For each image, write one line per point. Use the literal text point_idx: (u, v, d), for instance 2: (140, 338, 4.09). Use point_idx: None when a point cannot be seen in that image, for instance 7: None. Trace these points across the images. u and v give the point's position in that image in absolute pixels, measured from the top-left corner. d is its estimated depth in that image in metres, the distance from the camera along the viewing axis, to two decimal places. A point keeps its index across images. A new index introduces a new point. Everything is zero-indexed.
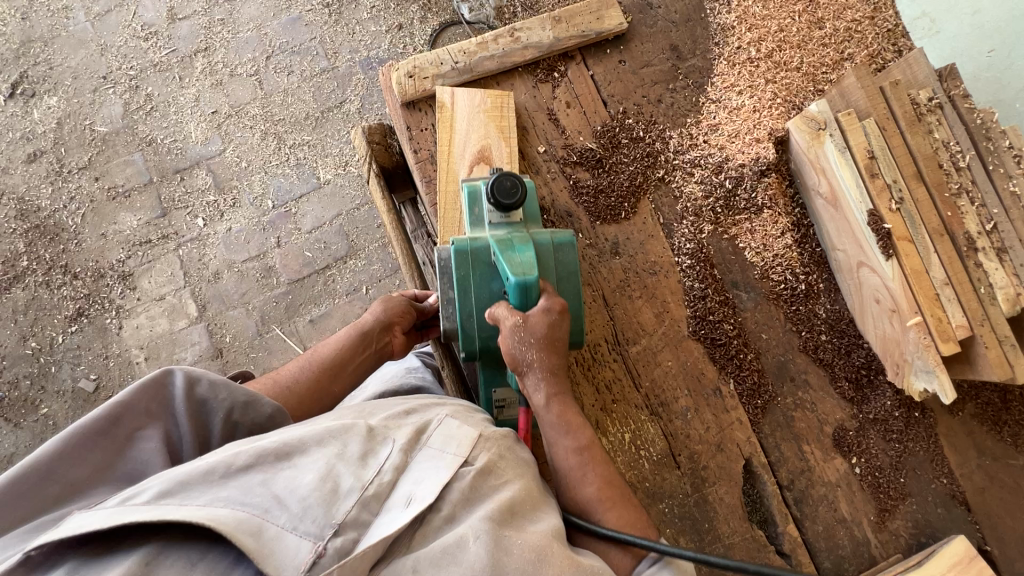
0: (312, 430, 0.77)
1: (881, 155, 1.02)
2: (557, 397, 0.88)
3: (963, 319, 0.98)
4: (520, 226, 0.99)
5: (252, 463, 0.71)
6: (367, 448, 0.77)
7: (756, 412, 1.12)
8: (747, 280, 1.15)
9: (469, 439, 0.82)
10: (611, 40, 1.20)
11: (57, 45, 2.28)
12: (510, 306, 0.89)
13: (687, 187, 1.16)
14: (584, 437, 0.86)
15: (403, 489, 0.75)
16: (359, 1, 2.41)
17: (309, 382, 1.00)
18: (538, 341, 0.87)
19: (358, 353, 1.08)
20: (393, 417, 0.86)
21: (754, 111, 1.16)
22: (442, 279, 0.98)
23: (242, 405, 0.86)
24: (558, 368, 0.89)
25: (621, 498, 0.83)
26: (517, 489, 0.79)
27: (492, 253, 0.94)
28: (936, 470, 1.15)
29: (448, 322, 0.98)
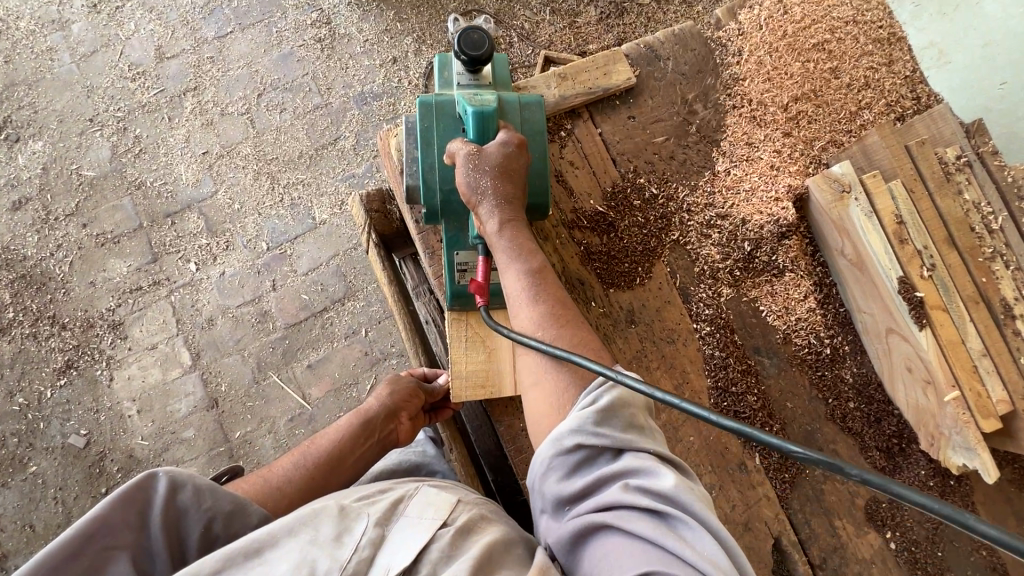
0: (280, 519, 0.72)
1: (910, 220, 0.97)
2: (509, 222, 0.89)
3: (1003, 393, 0.93)
4: (486, 88, 1.04)
5: (218, 569, 0.65)
6: (340, 528, 0.72)
7: (784, 486, 1.06)
8: (769, 344, 1.09)
9: (447, 503, 0.80)
10: (619, 95, 1.14)
11: (42, 88, 2.22)
12: (469, 142, 0.93)
13: (703, 249, 1.10)
14: (535, 260, 0.87)
15: (381, 562, 0.69)
16: (352, 35, 2.35)
17: (304, 480, 0.92)
18: (493, 169, 0.90)
19: (360, 443, 1.02)
20: (369, 495, 0.83)
21: (771, 167, 1.11)
22: (409, 138, 1.02)
23: (226, 514, 0.76)
24: (514, 200, 0.91)
25: (574, 321, 0.82)
26: (498, 536, 0.74)
27: (456, 104, 0.98)
28: (975, 541, 1.09)
29: (412, 179, 1.01)
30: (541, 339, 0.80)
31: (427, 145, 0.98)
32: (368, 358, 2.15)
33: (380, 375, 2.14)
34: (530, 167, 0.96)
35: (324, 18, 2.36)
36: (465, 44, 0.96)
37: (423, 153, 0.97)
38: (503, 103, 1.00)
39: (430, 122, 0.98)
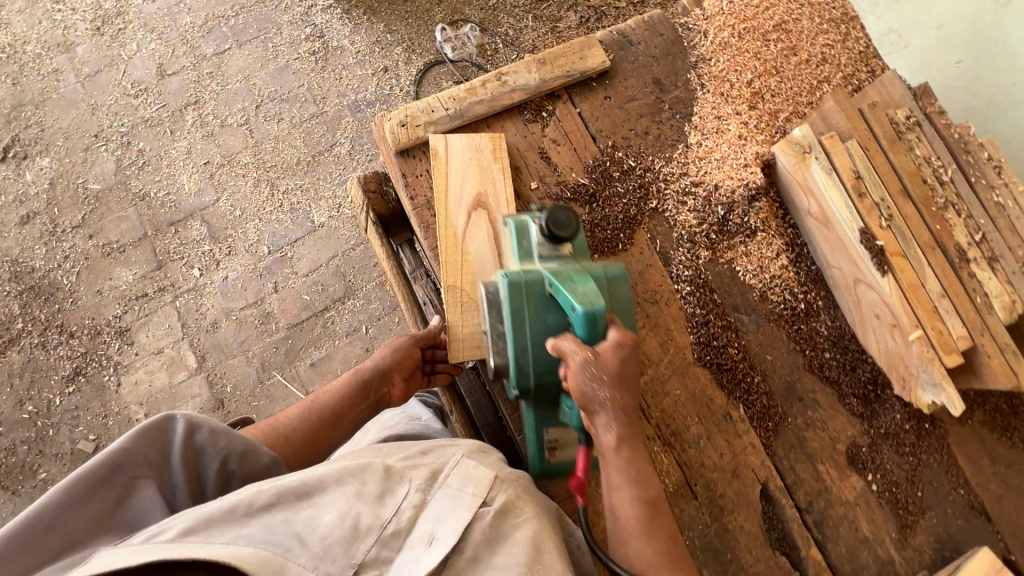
0: (330, 469, 0.80)
1: (867, 175, 1.05)
2: (627, 441, 0.82)
3: (963, 330, 1.00)
4: (571, 259, 0.97)
5: (274, 500, 0.74)
6: (384, 486, 0.81)
7: (769, 434, 1.12)
8: (746, 302, 1.16)
9: (486, 479, 0.86)
10: (595, 78, 1.23)
11: (48, 107, 2.31)
12: (575, 340, 0.84)
13: (680, 215, 1.18)
14: (654, 489, 0.82)
15: (421, 528, 0.78)
16: (345, 47, 2.46)
17: (305, 432, 1.01)
18: (611, 379, 0.81)
19: (358, 403, 1.10)
20: (411, 457, 0.89)
21: (739, 137, 1.19)
22: (493, 314, 0.97)
23: (239, 454, 0.82)
24: (632, 413, 0.83)
25: (677, 556, 0.79)
26: (536, 526, 0.82)
27: (549, 285, 0.91)
28: (952, 480, 1.14)
29: (500, 357, 0.96)
30: (645, 566, 0.78)
31: (517, 328, 0.92)
32: (369, 354, 2.21)
33: None
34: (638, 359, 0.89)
35: (317, 32, 2.47)
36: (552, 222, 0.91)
37: (515, 335, 0.92)
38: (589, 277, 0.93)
39: (520, 303, 0.92)
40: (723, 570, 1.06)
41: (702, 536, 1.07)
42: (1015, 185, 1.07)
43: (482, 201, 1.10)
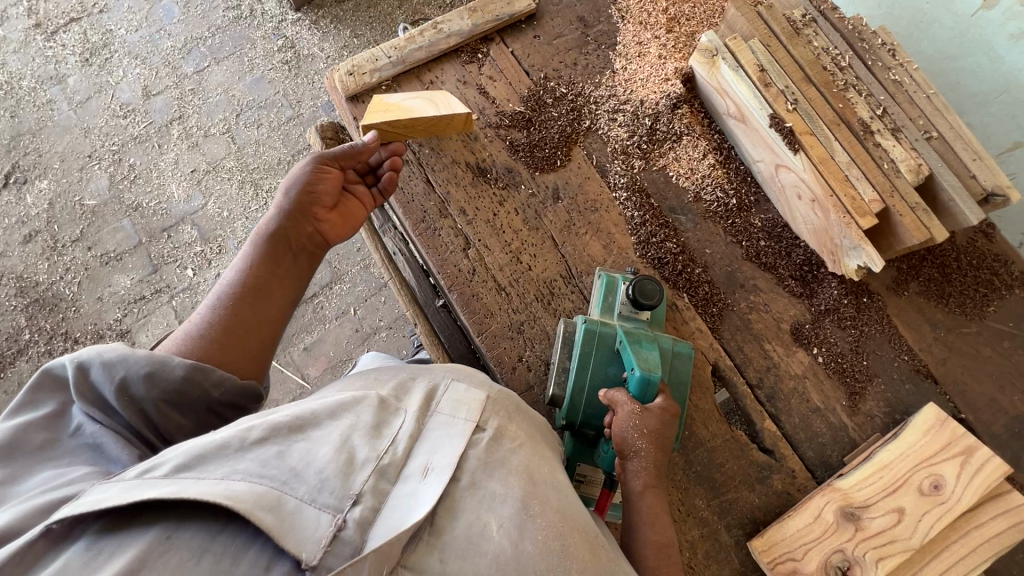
0: (323, 401, 0.72)
1: (770, 67, 1.15)
2: (651, 488, 0.87)
3: (874, 194, 1.08)
4: (648, 325, 1.06)
5: (266, 435, 0.65)
6: (380, 418, 0.73)
7: (714, 319, 1.20)
8: (682, 203, 1.25)
9: (478, 403, 0.79)
10: (524, 20, 1.35)
11: (44, 134, 2.48)
12: (627, 394, 0.92)
13: (612, 131, 1.28)
14: (665, 535, 0.84)
15: (420, 458, 0.70)
16: (315, 54, 2.63)
17: (229, 313, 0.85)
18: (649, 432, 0.87)
19: (283, 256, 0.94)
20: (404, 382, 0.82)
21: (659, 57, 1.31)
22: (563, 349, 1.05)
23: (144, 376, 0.70)
24: (661, 465, 0.88)
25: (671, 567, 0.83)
26: (528, 453, 0.76)
27: (619, 341, 1.00)
28: (896, 348, 1.20)
29: (557, 389, 1.02)
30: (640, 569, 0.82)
31: (581, 368, 1.00)
32: (359, 334, 2.31)
33: (372, 348, 2.29)
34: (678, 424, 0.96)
35: (288, 43, 2.64)
36: (639, 290, 1.02)
37: (576, 373, 1.01)
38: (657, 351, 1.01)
39: (589, 349, 1.01)
40: (683, 447, 1.13)
41: None
42: (909, 65, 1.17)
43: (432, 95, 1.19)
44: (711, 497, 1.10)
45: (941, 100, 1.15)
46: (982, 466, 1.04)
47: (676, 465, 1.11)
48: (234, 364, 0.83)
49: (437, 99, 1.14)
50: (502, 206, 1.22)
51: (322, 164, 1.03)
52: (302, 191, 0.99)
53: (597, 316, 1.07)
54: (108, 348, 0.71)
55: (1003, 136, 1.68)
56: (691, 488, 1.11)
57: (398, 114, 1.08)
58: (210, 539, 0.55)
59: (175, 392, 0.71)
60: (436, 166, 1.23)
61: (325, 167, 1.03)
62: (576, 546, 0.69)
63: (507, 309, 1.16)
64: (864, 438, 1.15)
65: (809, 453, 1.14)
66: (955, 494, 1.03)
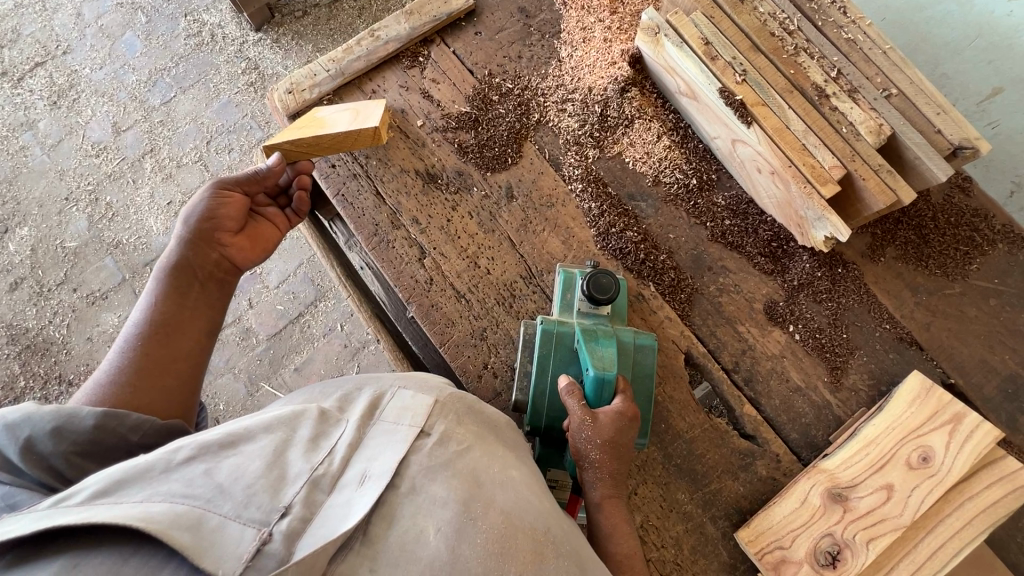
0: (259, 418, 0.74)
1: (715, 39, 1.10)
2: (609, 499, 0.90)
3: (834, 160, 1.03)
4: (608, 319, 1.04)
5: (194, 455, 0.67)
6: (318, 431, 0.76)
7: (683, 306, 1.16)
8: (641, 189, 1.21)
9: (424, 407, 0.82)
10: (464, 17, 1.32)
11: (21, 181, 2.50)
12: (584, 399, 0.93)
13: (563, 122, 1.24)
14: (627, 545, 0.87)
15: (357, 467, 0.72)
16: (279, 72, 2.60)
17: (141, 358, 0.86)
18: (603, 443, 0.89)
19: (190, 288, 0.95)
20: (347, 398, 0.85)
21: (604, 41, 1.26)
22: (524, 352, 1.05)
23: (51, 432, 0.70)
24: (619, 473, 0.91)
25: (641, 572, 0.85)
26: (477, 456, 0.78)
27: (577, 341, 1.00)
28: (877, 318, 1.15)
29: (521, 394, 1.03)
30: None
31: (541, 372, 1.01)
32: (349, 349, 2.30)
33: (362, 362, 2.28)
34: (639, 424, 0.97)
35: (252, 64, 2.61)
36: (592, 287, 1.00)
37: (536, 377, 1.01)
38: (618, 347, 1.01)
39: (548, 351, 1.01)
40: (660, 441, 1.09)
41: None
42: (863, 20, 1.11)
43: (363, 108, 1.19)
44: (694, 490, 1.07)
45: (899, 55, 1.09)
46: (972, 433, 0.99)
47: (654, 460, 1.08)
48: (152, 405, 0.83)
49: (361, 112, 1.13)
50: (455, 211, 1.19)
51: (219, 189, 1.01)
52: (200, 220, 0.98)
53: (556, 316, 1.06)
54: (10, 411, 0.71)
55: (983, 82, 1.60)
56: (671, 482, 1.07)
57: (302, 135, 1.08)
58: (121, 562, 0.56)
59: (88, 441, 0.72)
60: (385, 178, 1.20)
61: (224, 192, 1.02)
62: (519, 546, 0.68)
63: (469, 317, 1.13)
64: (849, 414, 1.11)
65: (793, 435, 1.10)
66: (945, 465, 0.99)
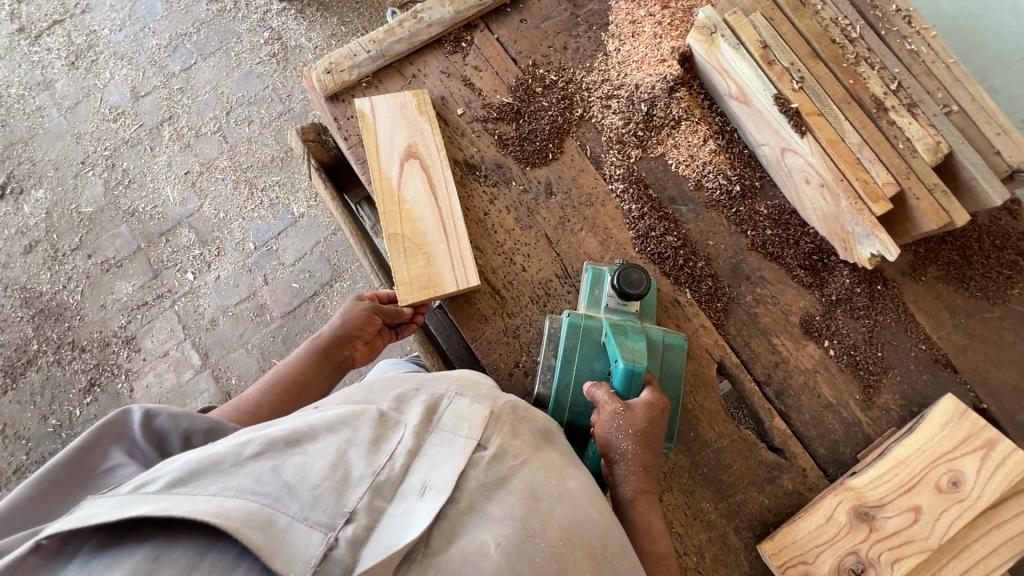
0: (321, 417, 0.73)
1: (773, 43, 1.06)
2: (643, 495, 0.89)
3: (888, 177, 1.00)
4: (636, 316, 1.04)
5: (262, 450, 0.66)
6: (378, 432, 0.74)
7: (719, 314, 1.14)
8: (683, 193, 1.19)
9: (480, 419, 0.82)
10: (509, 3, 1.27)
11: (37, 142, 2.46)
12: (613, 391, 0.94)
13: (606, 119, 1.21)
14: (664, 545, 0.86)
15: (417, 474, 0.71)
16: (302, 44, 2.54)
17: (271, 402, 1.07)
18: (635, 433, 0.90)
19: (319, 370, 1.18)
20: (404, 398, 0.84)
21: (654, 36, 1.22)
22: (549, 346, 1.05)
23: (205, 431, 0.78)
24: (650, 467, 0.91)
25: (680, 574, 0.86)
26: (533, 472, 0.78)
27: (605, 335, 1.00)
28: (913, 337, 1.14)
29: (544, 387, 1.02)
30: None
31: (567, 366, 1.01)
32: None
33: None
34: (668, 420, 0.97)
35: (275, 34, 2.55)
36: (624, 281, 0.98)
37: (562, 370, 1.01)
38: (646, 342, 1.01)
39: (575, 344, 1.01)
40: (688, 450, 1.09)
41: None
42: (927, 31, 1.07)
43: (414, 152, 1.16)
44: (719, 500, 1.07)
45: (962, 70, 1.06)
46: (1004, 460, 0.99)
47: (681, 467, 1.08)
48: None
49: (436, 180, 1.15)
50: (492, 205, 1.17)
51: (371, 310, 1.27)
52: (352, 326, 1.24)
53: (583, 310, 1.06)
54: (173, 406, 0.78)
55: None
56: (696, 491, 1.08)
57: (418, 260, 1.09)
58: (198, 558, 0.55)
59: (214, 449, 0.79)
60: None
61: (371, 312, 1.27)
62: (576, 564, 0.70)
63: (502, 314, 1.12)
64: (879, 433, 1.11)
65: (821, 451, 1.10)
66: (976, 490, 0.99)
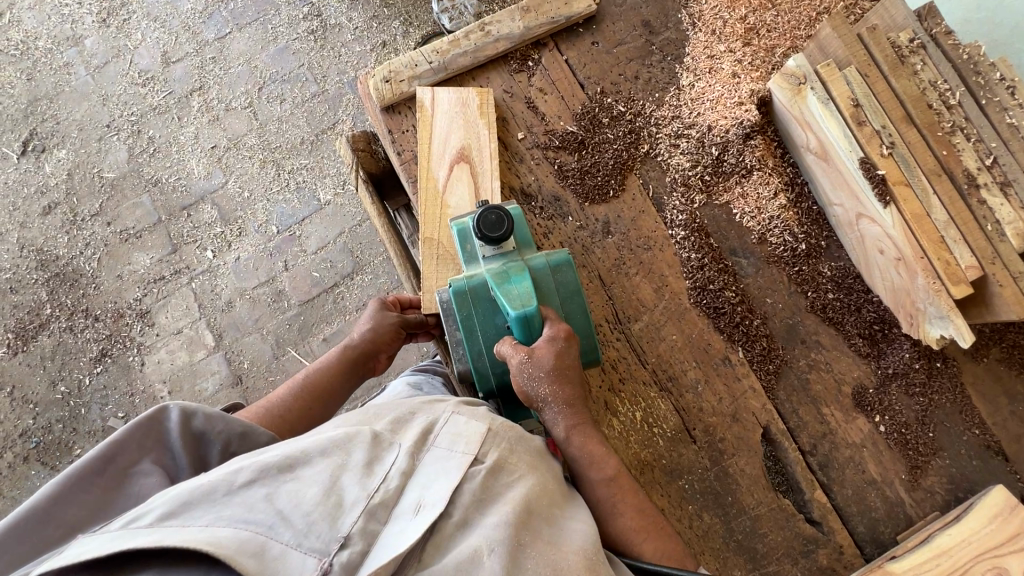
0: (315, 440, 0.72)
1: (867, 102, 1.00)
2: (576, 428, 0.89)
3: (972, 259, 0.95)
4: (515, 254, 0.99)
5: (254, 477, 0.66)
6: (373, 454, 0.73)
7: (770, 378, 1.10)
8: (745, 245, 1.13)
9: (478, 435, 0.78)
10: (582, 23, 1.20)
11: (62, 100, 2.39)
12: (516, 341, 0.91)
13: (673, 159, 1.15)
14: (611, 467, 0.87)
15: (411, 495, 0.70)
16: (342, 24, 2.45)
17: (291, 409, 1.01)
18: (548, 373, 0.88)
19: (344, 378, 1.10)
20: (400, 419, 0.82)
21: (733, 76, 1.16)
22: (448, 322, 1.00)
23: (240, 436, 0.83)
24: (577, 397, 0.90)
25: (630, 486, 0.87)
26: (530, 485, 0.76)
27: (490, 288, 0.94)
28: (967, 421, 1.10)
29: (461, 365, 0.99)
30: (605, 497, 0.85)
31: (470, 333, 0.96)
32: None
33: None
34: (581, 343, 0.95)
35: (315, 11, 2.47)
36: (485, 227, 0.92)
37: (468, 342, 0.96)
38: (535, 278, 0.96)
39: (468, 311, 0.96)
40: (723, 514, 1.06)
41: (701, 480, 1.06)
42: None
43: (465, 155, 1.11)
44: (750, 568, 1.04)
45: None
46: None
47: (715, 531, 1.05)
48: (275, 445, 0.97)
49: (483, 190, 1.09)
50: (546, 238, 1.12)
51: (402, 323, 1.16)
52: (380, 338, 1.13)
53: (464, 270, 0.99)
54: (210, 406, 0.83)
55: None
56: (728, 558, 1.05)
57: (450, 269, 1.07)
58: None
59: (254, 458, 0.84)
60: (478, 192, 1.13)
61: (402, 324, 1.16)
62: (572, 567, 0.68)
63: None
64: (921, 515, 1.07)
65: (860, 528, 1.06)
66: None
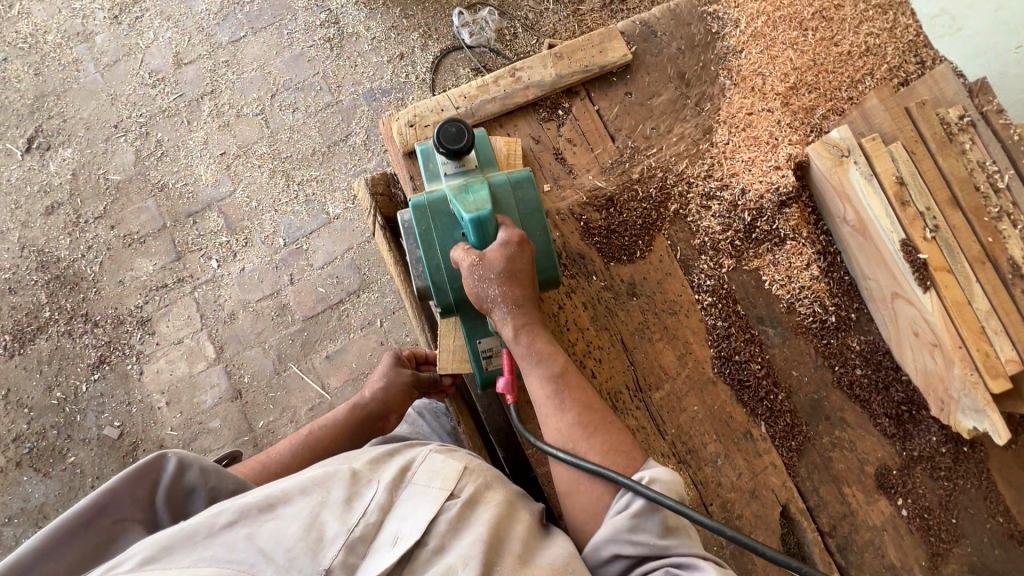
0: (296, 480, 0.73)
1: (911, 180, 0.97)
2: (525, 329, 0.89)
3: (1013, 353, 0.91)
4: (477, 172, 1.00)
5: (235, 519, 0.67)
6: (352, 491, 0.73)
7: (792, 455, 1.06)
8: (773, 314, 1.09)
9: (455, 471, 0.79)
10: (616, 72, 1.17)
11: (70, 97, 2.33)
12: (470, 246, 0.92)
13: (704, 222, 1.11)
14: (557, 363, 0.87)
15: (390, 528, 0.71)
16: (360, 33, 2.40)
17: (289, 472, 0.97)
18: (499, 276, 0.88)
19: (348, 438, 1.05)
20: (380, 459, 0.82)
21: (770, 137, 1.12)
22: (409, 239, 1.01)
23: (229, 493, 0.81)
24: (529, 301, 0.90)
25: (578, 385, 0.86)
26: (507, 510, 0.75)
27: (448, 202, 0.95)
28: (991, 508, 1.07)
29: (420, 280, 0.99)
30: (546, 397, 0.86)
31: (428, 248, 0.95)
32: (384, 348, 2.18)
33: None
34: (537, 254, 0.94)
35: (332, 18, 2.41)
36: (444, 138, 0.93)
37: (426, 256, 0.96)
38: (494, 192, 0.96)
39: (427, 225, 0.95)
40: None
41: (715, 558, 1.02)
42: None
43: None
44: None
45: None
46: None
47: None
48: None
49: None
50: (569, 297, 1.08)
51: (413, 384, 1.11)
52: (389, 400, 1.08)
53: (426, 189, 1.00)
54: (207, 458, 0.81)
55: None
56: None
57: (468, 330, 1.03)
58: None
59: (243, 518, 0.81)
60: None
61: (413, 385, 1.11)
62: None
63: None
64: None
65: None
66: None
